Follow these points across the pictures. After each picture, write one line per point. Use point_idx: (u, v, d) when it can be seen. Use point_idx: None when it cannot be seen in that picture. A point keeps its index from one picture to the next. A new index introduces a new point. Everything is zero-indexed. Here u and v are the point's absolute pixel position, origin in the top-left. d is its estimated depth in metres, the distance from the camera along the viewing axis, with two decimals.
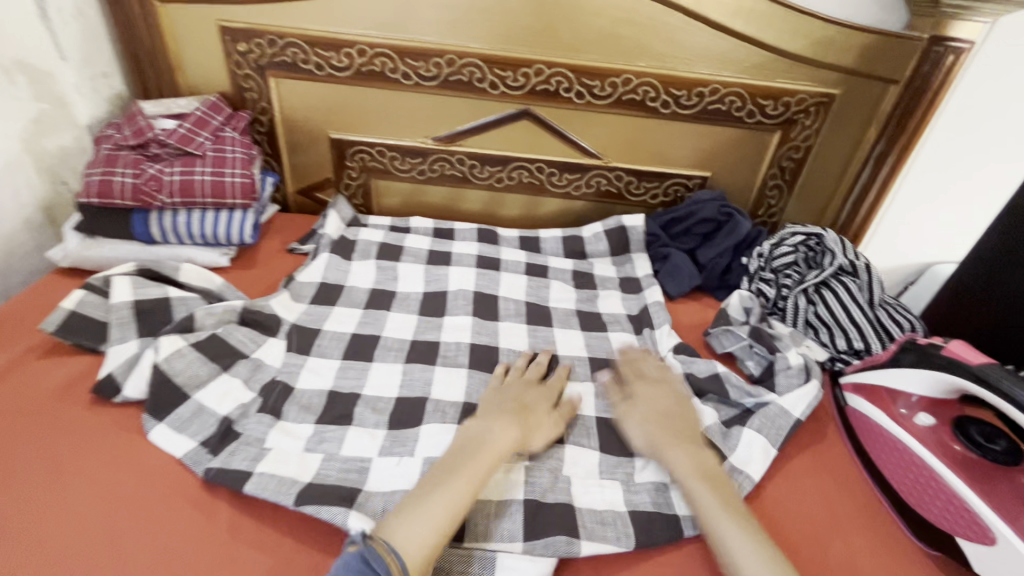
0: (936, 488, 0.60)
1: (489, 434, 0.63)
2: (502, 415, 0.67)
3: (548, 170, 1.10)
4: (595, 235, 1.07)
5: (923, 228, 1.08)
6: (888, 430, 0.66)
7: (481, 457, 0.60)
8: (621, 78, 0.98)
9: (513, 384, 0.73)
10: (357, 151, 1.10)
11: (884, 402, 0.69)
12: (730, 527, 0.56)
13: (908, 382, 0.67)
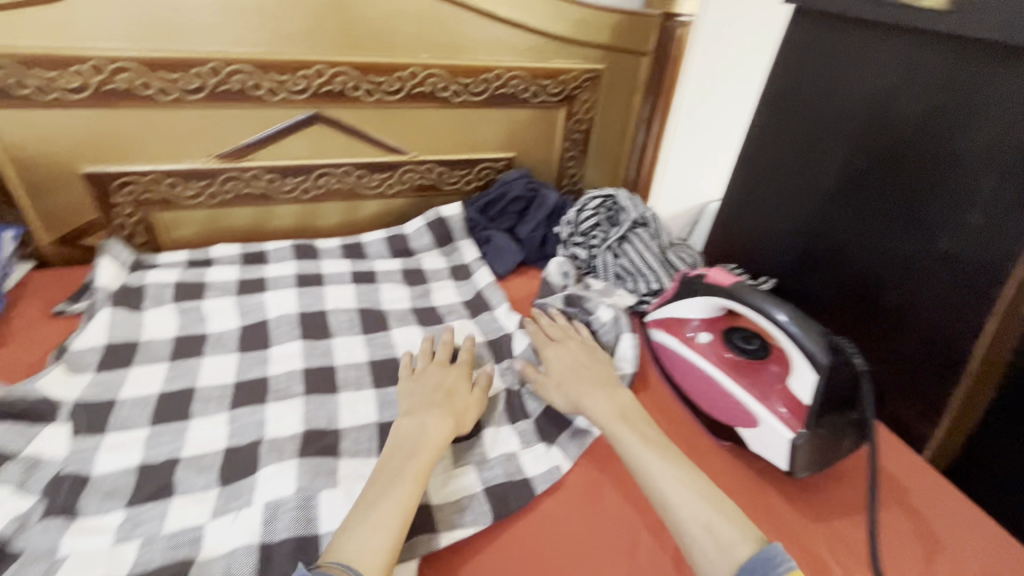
0: (719, 393, 0.72)
1: (424, 428, 0.64)
2: (430, 408, 0.67)
3: (356, 172, 1.07)
4: (417, 229, 1.08)
5: (693, 174, 1.27)
6: (681, 354, 0.78)
7: (421, 452, 0.60)
8: (406, 72, 0.98)
9: (428, 372, 0.74)
10: (123, 183, 0.95)
11: (676, 329, 0.81)
12: (666, 473, 0.57)
13: (687, 309, 0.79)
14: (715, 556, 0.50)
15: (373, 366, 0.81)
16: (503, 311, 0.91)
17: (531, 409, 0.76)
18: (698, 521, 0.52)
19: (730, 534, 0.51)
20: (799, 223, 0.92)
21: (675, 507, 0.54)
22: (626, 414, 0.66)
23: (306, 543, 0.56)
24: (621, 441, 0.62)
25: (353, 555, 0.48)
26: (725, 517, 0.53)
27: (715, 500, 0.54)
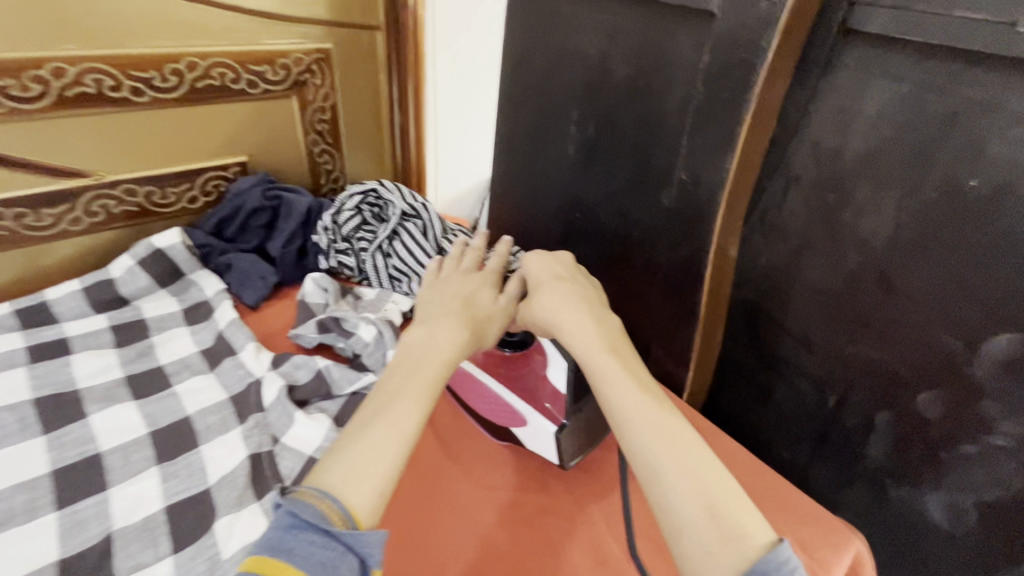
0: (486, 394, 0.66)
1: (432, 344, 0.57)
2: (444, 317, 0.61)
3: (11, 212, 0.79)
4: (128, 271, 0.85)
5: (462, 151, 1.24)
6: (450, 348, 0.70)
7: (428, 368, 0.54)
8: (45, 68, 0.73)
9: (455, 281, 0.69)
10: None
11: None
12: (656, 423, 0.49)
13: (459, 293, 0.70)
14: (713, 539, 0.42)
15: (61, 475, 0.60)
16: (250, 352, 0.76)
17: (288, 473, 0.62)
18: (700, 500, 0.44)
19: (738, 520, 0.43)
20: (555, 193, 0.92)
21: (665, 480, 0.45)
22: (618, 349, 0.56)
23: None
24: (610, 379, 0.53)
25: (338, 485, 0.44)
26: (728, 499, 0.44)
27: (713, 470, 0.46)
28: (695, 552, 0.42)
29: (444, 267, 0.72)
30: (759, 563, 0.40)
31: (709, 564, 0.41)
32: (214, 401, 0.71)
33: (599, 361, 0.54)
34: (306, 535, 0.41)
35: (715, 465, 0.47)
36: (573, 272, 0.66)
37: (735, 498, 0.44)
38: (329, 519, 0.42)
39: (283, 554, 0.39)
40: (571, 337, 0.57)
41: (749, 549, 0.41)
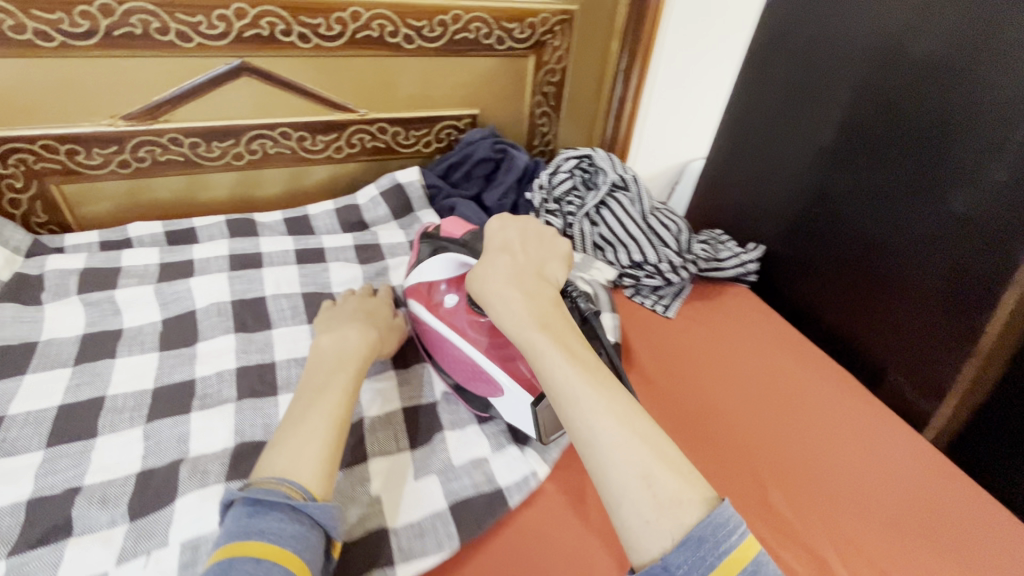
0: (467, 363, 0.64)
1: (346, 343, 0.63)
2: (350, 322, 0.67)
3: (296, 134, 0.92)
4: (371, 200, 0.96)
5: (678, 132, 1.16)
6: (433, 326, 0.67)
7: (348, 366, 0.60)
8: (347, 11, 0.82)
9: (348, 302, 0.73)
10: (8, 151, 0.79)
11: (426, 296, 0.70)
12: (595, 400, 0.49)
13: (436, 270, 0.70)
14: (649, 508, 0.43)
15: None
16: None
17: None
18: (635, 468, 0.45)
19: (676, 487, 0.44)
20: (795, 188, 0.84)
21: (620, 451, 0.46)
22: (546, 321, 0.56)
23: None
24: (539, 353, 0.53)
25: (289, 467, 0.49)
26: (666, 468, 0.45)
27: (655, 443, 0.47)
28: (632, 524, 0.44)
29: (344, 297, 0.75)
30: (698, 531, 0.42)
31: (649, 537, 0.43)
32: None
33: (528, 334, 0.55)
34: (275, 514, 0.45)
35: (656, 437, 0.48)
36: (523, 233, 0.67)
37: (672, 468, 0.45)
38: (289, 496, 0.47)
39: (258, 532, 0.44)
40: (506, 310, 0.57)
41: (686, 519, 0.43)
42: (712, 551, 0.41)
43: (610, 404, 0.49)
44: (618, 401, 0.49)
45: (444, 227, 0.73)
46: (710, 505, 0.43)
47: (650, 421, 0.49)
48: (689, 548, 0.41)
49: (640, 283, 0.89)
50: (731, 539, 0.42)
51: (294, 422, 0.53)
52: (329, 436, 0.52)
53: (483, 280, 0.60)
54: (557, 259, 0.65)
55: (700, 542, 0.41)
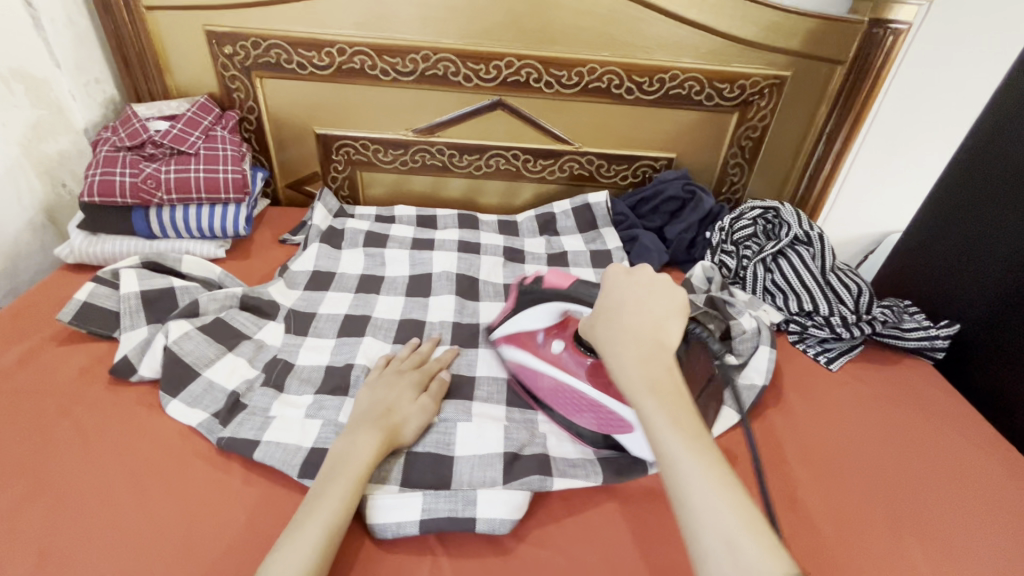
0: (581, 400, 0.72)
1: (353, 449, 0.63)
2: (365, 424, 0.66)
3: (523, 157, 1.16)
4: (564, 212, 1.15)
5: (879, 201, 1.14)
6: (529, 361, 0.79)
7: (348, 472, 0.60)
8: (586, 67, 1.03)
9: (386, 380, 0.74)
10: (341, 145, 1.15)
11: (532, 342, 0.79)
12: (694, 462, 0.48)
13: (528, 319, 0.77)
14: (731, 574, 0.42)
15: None
16: None
17: None
18: (717, 534, 0.44)
19: (756, 549, 0.42)
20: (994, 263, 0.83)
21: (713, 521, 0.44)
22: (658, 384, 0.53)
23: (442, 461, 0.69)
24: (652, 417, 0.51)
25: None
26: (755, 539, 0.43)
27: (723, 489, 0.46)
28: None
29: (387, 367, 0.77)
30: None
31: None
32: None
33: (642, 399, 0.53)
34: None
35: (728, 485, 0.47)
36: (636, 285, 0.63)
37: (750, 526, 0.44)
38: None
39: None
40: (632, 364, 0.55)
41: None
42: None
43: (706, 466, 0.47)
44: (712, 470, 0.47)
45: (550, 280, 0.73)
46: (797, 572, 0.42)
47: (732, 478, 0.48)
48: None
49: (807, 331, 0.93)
50: None
51: (291, 532, 0.54)
52: (315, 552, 0.53)
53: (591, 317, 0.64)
54: (675, 313, 0.61)
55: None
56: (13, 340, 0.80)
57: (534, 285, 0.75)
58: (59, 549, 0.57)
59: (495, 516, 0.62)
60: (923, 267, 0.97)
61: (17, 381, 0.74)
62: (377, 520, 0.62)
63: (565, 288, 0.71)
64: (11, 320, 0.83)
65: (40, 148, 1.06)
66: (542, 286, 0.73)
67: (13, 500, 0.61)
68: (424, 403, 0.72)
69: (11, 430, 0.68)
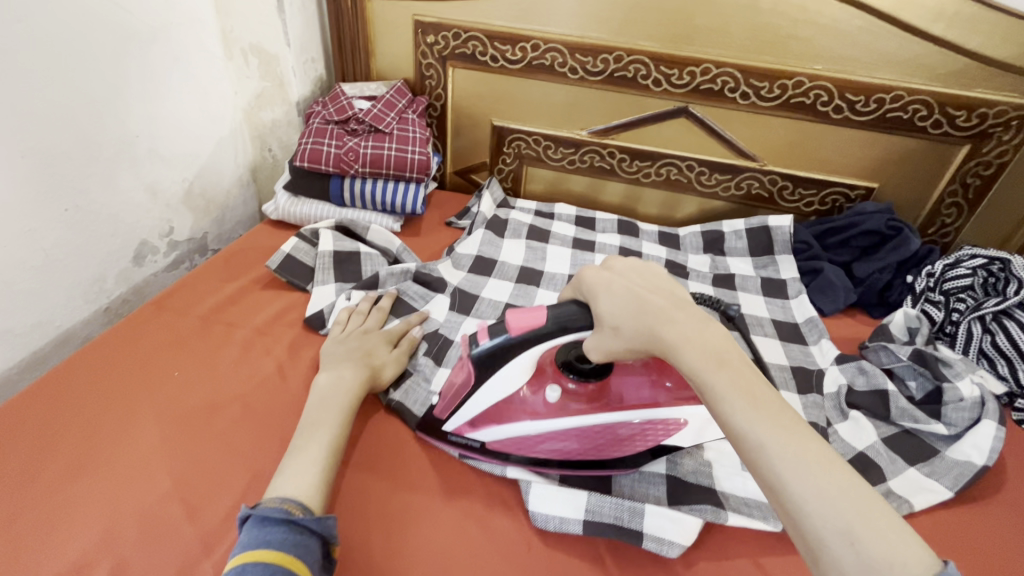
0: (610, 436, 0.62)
1: (338, 379, 0.67)
2: (343, 362, 0.70)
3: (697, 168, 1.10)
4: (735, 232, 1.07)
5: None
6: (515, 432, 0.62)
7: (334, 401, 0.64)
8: (792, 80, 0.95)
9: (353, 335, 0.76)
10: (514, 138, 1.17)
11: (510, 412, 0.63)
12: (782, 440, 0.44)
13: (507, 382, 0.60)
14: (854, 568, 0.39)
15: None
16: (821, 348, 0.86)
17: (836, 452, 0.70)
18: (836, 525, 0.40)
19: (885, 546, 0.39)
20: None
21: (825, 510, 0.41)
22: (722, 361, 0.48)
23: (600, 467, 0.66)
24: (726, 382, 0.47)
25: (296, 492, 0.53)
26: (872, 527, 0.40)
27: (835, 476, 0.42)
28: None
29: (352, 321, 0.79)
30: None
31: None
32: (777, 362, 0.84)
33: (708, 375, 0.48)
34: (277, 528, 0.49)
35: (832, 465, 0.43)
36: (623, 274, 0.56)
37: (869, 506, 0.41)
38: (291, 512, 0.50)
39: (267, 544, 0.47)
40: (686, 341, 0.50)
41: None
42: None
43: (800, 449, 0.44)
44: (814, 460, 0.43)
45: (516, 325, 0.56)
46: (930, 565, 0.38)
47: (843, 462, 0.44)
48: None
49: None
50: None
51: (296, 450, 0.58)
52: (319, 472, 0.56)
53: (602, 327, 0.54)
54: (684, 284, 0.57)
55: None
56: (227, 279, 0.90)
57: (494, 331, 0.58)
58: (264, 472, 0.62)
59: (664, 536, 0.57)
60: None
61: (229, 314, 0.83)
62: (536, 508, 0.59)
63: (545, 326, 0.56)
64: (226, 261, 0.94)
65: (259, 115, 1.20)
66: (510, 336, 0.57)
67: (229, 419, 0.68)
68: (396, 355, 0.75)
69: (227, 357, 0.76)
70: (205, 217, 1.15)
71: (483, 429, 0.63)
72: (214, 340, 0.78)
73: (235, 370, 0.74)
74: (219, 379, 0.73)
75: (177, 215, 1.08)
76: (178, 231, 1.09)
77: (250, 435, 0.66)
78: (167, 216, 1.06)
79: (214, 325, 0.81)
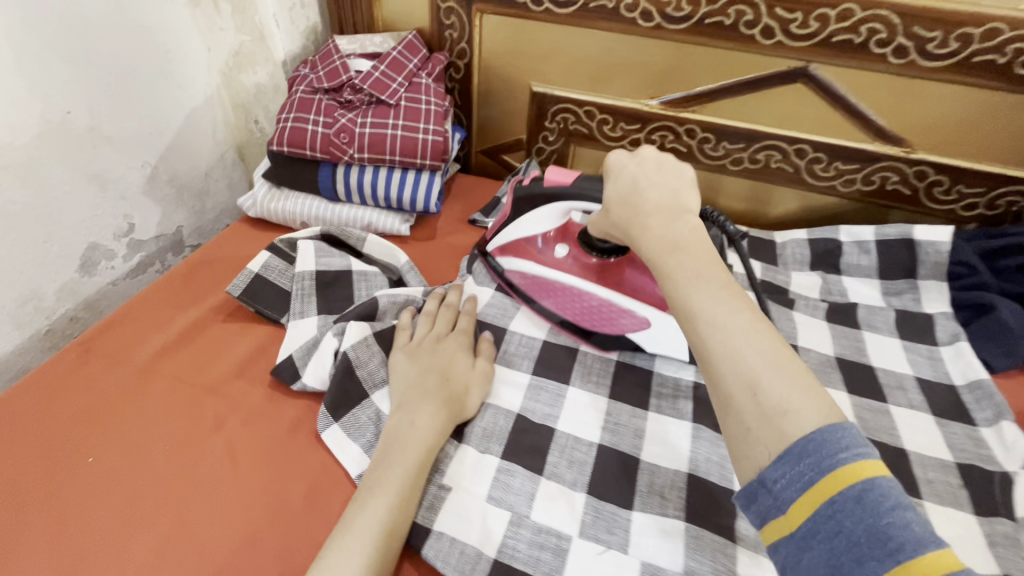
0: (593, 305, 0.65)
1: (413, 427, 0.51)
2: (421, 397, 0.54)
3: (811, 154, 0.80)
4: (861, 244, 0.78)
5: None
6: (527, 270, 0.68)
7: (408, 456, 0.49)
8: (983, 28, 0.64)
9: (426, 347, 0.59)
10: (559, 110, 0.89)
11: (530, 249, 0.67)
12: (733, 315, 0.37)
13: (535, 223, 0.64)
14: (750, 417, 0.34)
15: None
16: (1000, 431, 0.60)
17: None
18: (740, 378, 0.35)
19: (785, 395, 0.33)
20: None
21: (739, 366, 0.35)
22: (679, 245, 0.43)
23: None
24: (679, 261, 0.42)
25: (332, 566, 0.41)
26: (783, 379, 0.34)
27: (766, 340, 0.36)
28: (734, 435, 0.35)
29: (417, 329, 0.61)
30: (801, 443, 0.32)
31: (747, 449, 0.34)
32: (936, 455, 0.58)
33: (660, 258, 0.43)
34: None
35: (769, 332, 0.37)
36: (639, 161, 0.49)
37: (788, 371, 0.35)
38: None
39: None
40: (652, 230, 0.45)
41: (790, 432, 0.33)
42: (815, 469, 0.31)
43: (747, 322, 0.37)
44: (759, 330, 0.37)
45: (550, 177, 0.60)
46: (829, 420, 0.33)
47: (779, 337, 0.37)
48: (789, 463, 0.32)
49: None
50: (840, 456, 0.31)
51: (341, 526, 0.44)
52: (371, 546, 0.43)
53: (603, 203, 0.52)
54: (688, 185, 0.48)
55: (800, 458, 0.32)
56: (180, 307, 0.69)
57: (532, 184, 0.63)
58: None
59: None
60: None
61: (178, 361, 0.63)
62: None
63: (571, 182, 0.59)
64: (184, 279, 0.73)
65: (238, 79, 0.95)
66: (542, 187, 0.62)
67: (152, 543, 0.48)
68: (482, 368, 0.59)
69: (164, 432, 0.56)
70: (177, 208, 0.94)
71: (506, 256, 0.70)
72: (150, 403, 0.58)
73: (169, 458, 0.54)
74: (146, 470, 0.53)
75: (139, 208, 0.87)
76: (141, 228, 0.88)
77: (176, 570, 0.47)
78: (124, 211, 0.85)
79: (153, 380, 0.60)
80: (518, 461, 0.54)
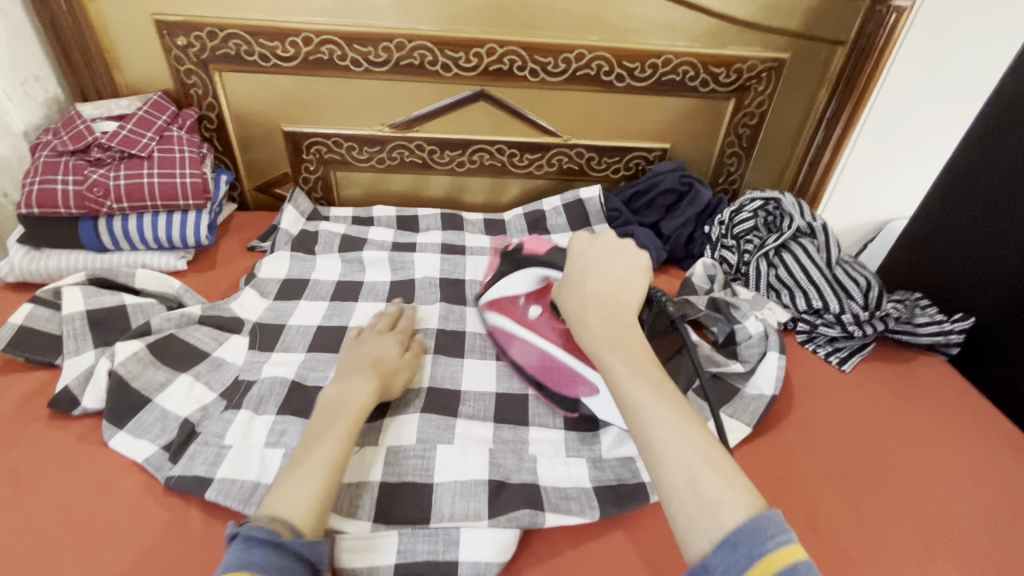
0: (561, 367, 0.70)
1: (348, 392, 0.60)
2: (355, 373, 0.64)
3: (508, 151, 1.08)
4: (555, 209, 1.08)
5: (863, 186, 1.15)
6: (508, 324, 0.76)
7: (346, 416, 0.57)
8: (573, 53, 0.96)
9: (368, 338, 0.71)
10: (312, 143, 1.07)
11: (513, 309, 0.77)
12: (666, 417, 0.50)
13: (516, 284, 0.75)
14: (695, 508, 0.44)
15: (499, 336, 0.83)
16: None
17: None
18: (683, 471, 0.46)
19: (719, 490, 0.45)
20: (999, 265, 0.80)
21: (679, 464, 0.46)
22: (622, 343, 0.57)
23: (419, 491, 0.59)
24: (616, 379, 0.54)
25: (284, 509, 0.48)
26: (714, 471, 0.46)
27: (716, 460, 0.47)
28: (682, 523, 0.45)
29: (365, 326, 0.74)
30: (735, 533, 0.42)
31: (693, 534, 0.44)
32: None
33: (604, 357, 0.56)
34: (263, 552, 0.45)
35: (722, 459, 0.47)
36: (592, 249, 0.67)
37: (717, 472, 0.46)
38: (280, 533, 0.46)
39: (252, 567, 0.43)
40: (589, 326, 0.59)
41: (728, 519, 0.43)
42: (747, 554, 0.41)
43: (673, 431, 0.49)
44: (679, 426, 0.49)
45: (530, 246, 0.76)
46: (754, 511, 0.43)
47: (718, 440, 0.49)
48: (726, 550, 0.42)
49: (816, 331, 0.87)
50: (767, 545, 0.41)
51: (289, 468, 0.52)
52: (322, 488, 0.50)
53: (561, 283, 0.67)
54: (635, 277, 0.65)
55: (736, 545, 0.42)
56: None
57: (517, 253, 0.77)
58: None
59: (482, 561, 0.54)
60: (924, 267, 0.94)
61: None
62: (346, 565, 0.53)
63: (544, 252, 0.73)
64: None
65: None
66: (524, 253, 0.76)
67: None
68: (407, 360, 0.71)
69: None
70: None
71: (493, 312, 0.80)
72: None
73: None
74: None
75: None
76: None
77: None
78: None
79: None
80: (292, 412, 0.68)
